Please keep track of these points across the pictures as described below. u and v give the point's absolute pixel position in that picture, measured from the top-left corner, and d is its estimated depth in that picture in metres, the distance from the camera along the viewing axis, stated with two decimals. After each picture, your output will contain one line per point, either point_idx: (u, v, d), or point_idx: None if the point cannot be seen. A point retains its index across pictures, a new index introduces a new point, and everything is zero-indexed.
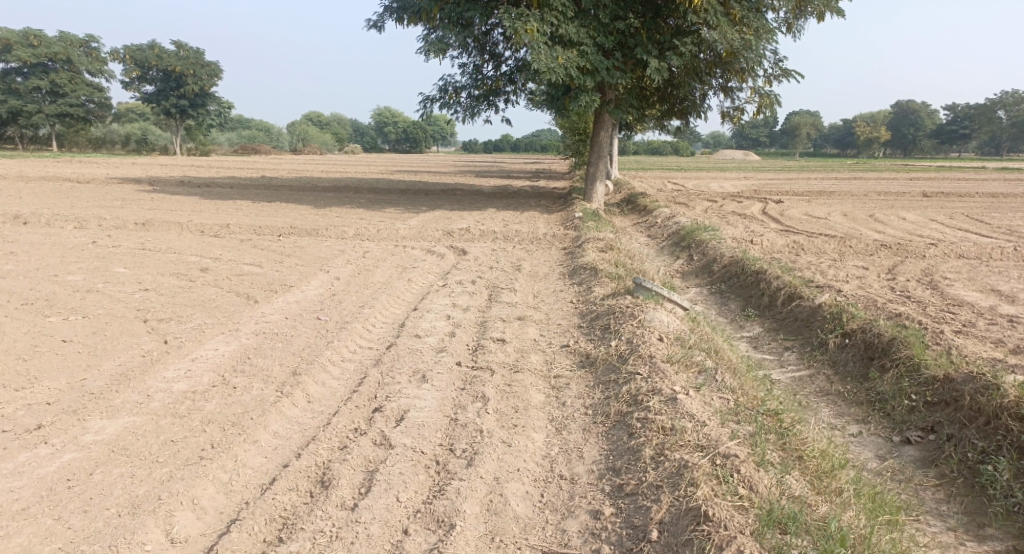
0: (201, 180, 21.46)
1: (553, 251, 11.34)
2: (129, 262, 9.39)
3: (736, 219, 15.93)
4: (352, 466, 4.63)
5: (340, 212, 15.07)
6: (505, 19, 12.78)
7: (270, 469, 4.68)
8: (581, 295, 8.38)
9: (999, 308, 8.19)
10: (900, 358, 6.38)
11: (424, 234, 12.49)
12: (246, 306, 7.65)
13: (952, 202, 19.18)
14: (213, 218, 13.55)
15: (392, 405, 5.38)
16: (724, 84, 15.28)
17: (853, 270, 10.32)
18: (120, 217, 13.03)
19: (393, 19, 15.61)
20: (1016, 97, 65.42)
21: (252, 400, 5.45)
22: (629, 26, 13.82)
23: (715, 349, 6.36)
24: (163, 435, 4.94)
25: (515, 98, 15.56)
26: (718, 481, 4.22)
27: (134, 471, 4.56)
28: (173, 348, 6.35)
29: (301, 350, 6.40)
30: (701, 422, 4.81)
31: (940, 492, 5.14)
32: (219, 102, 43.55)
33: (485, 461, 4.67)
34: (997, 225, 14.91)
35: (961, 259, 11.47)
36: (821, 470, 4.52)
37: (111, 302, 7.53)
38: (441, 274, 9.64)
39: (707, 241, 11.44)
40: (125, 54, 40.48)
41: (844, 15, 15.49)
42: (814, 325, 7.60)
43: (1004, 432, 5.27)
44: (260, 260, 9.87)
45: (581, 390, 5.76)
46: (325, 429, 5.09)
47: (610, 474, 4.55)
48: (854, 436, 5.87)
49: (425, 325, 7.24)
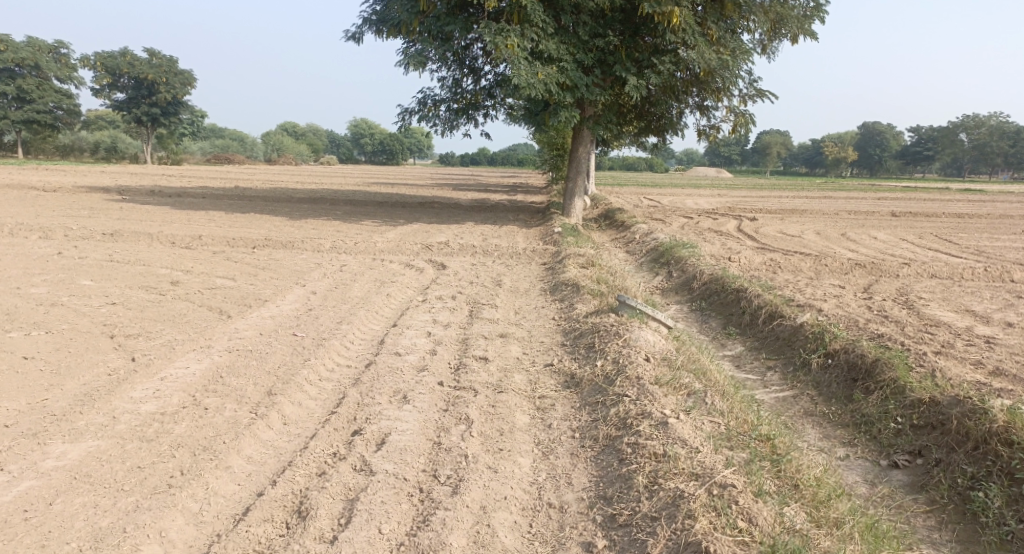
0: (173, 189, 20.99)
1: (533, 266, 11.21)
2: (96, 274, 9.06)
3: (713, 236, 15.95)
4: (331, 494, 4.41)
5: (316, 224, 14.80)
6: (486, 34, 12.69)
7: (244, 497, 4.44)
8: (563, 312, 8.24)
9: (976, 329, 8.22)
10: (885, 380, 6.34)
11: (402, 247, 12.28)
12: (218, 321, 7.37)
13: (921, 222, 19.44)
14: (184, 229, 13.20)
15: (373, 428, 5.17)
16: (701, 103, 15.33)
17: (830, 289, 10.33)
18: (86, 226, 12.64)
19: (373, 31, 15.47)
20: (977, 120, 67.12)
21: (224, 422, 5.19)
22: (609, 43, 13.82)
23: (703, 371, 6.24)
24: (129, 460, 4.68)
25: (495, 113, 15.46)
26: (715, 514, 4.08)
27: (98, 501, 4.30)
28: (140, 366, 6.06)
29: (276, 369, 6.16)
30: (694, 449, 4.68)
31: (931, 519, 5.07)
32: (191, 110, 42.96)
33: (472, 489, 4.48)
34: (965, 245, 15.11)
35: (934, 279, 11.57)
36: (817, 500, 4.40)
37: (77, 317, 7.22)
38: (421, 289, 9.45)
39: (686, 258, 11.40)
40: (96, 61, 39.70)
41: (817, 37, 15.71)
42: (797, 344, 7.54)
43: (993, 458, 5.22)
44: (234, 274, 9.59)
45: (567, 411, 5.61)
46: (302, 454, 4.87)
47: (602, 503, 4.40)
48: (841, 459, 5.78)
49: (405, 342, 7.04)
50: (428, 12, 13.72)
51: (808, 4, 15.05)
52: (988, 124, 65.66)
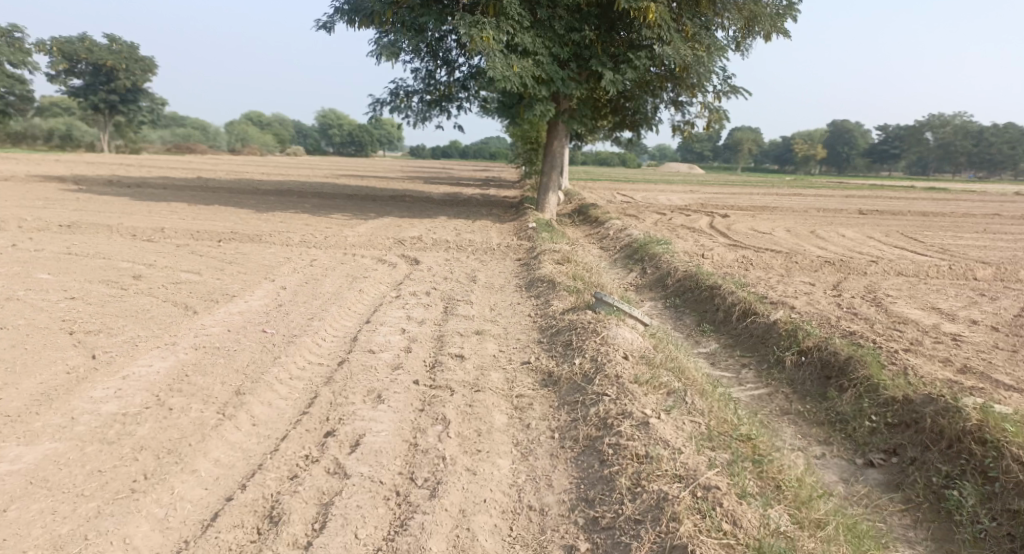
0: (135, 180, 20.44)
1: (506, 261, 11.11)
2: (53, 267, 8.74)
3: (685, 233, 15.98)
4: (304, 499, 4.27)
5: (285, 217, 14.52)
6: (460, 25, 12.53)
7: (212, 502, 4.27)
8: (539, 309, 8.16)
9: (943, 326, 8.31)
10: (859, 378, 6.35)
11: (374, 242, 12.09)
12: (184, 317, 7.14)
13: (887, 220, 19.73)
14: (147, 221, 12.84)
15: (347, 429, 5.03)
16: (675, 99, 15.33)
17: (800, 286, 10.40)
18: (44, 218, 12.20)
19: (344, 21, 15.17)
20: (938, 121, 68.74)
21: (190, 423, 5.01)
22: (585, 38, 13.72)
23: (681, 369, 6.20)
24: (89, 464, 4.48)
25: (469, 105, 15.29)
26: (700, 516, 4.04)
27: (56, 507, 4.10)
28: (101, 364, 5.83)
29: (244, 367, 5.96)
30: (676, 450, 4.62)
31: (906, 517, 5.08)
32: (155, 100, 41.98)
33: (450, 491, 4.38)
34: (930, 243, 15.37)
35: (901, 276, 11.74)
36: (800, 501, 4.38)
37: (33, 312, 6.93)
38: (393, 284, 9.29)
39: (660, 255, 11.39)
40: (52, 45, 38.38)
41: (789, 36, 15.83)
42: (770, 342, 7.54)
43: (967, 457, 5.25)
44: (199, 268, 9.32)
45: (545, 411, 5.52)
46: (273, 457, 4.71)
47: (583, 505, 4.32)
48: (818, 458, 5.77)
49: (379, 339, 6.88)
50: (402, 3, 13.51)
51: (781, 2, 15.14)
52: (949, 125, 67.32)
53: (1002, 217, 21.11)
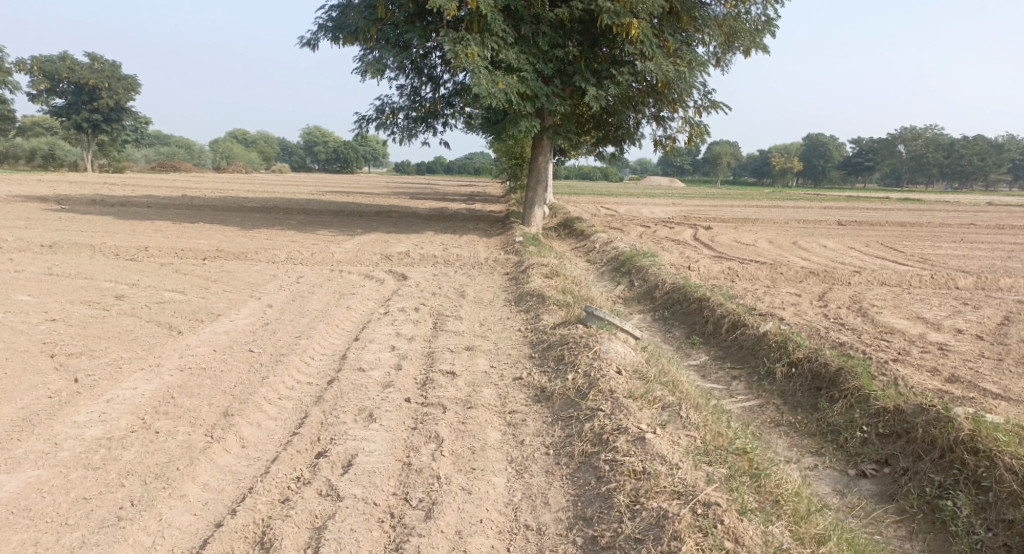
0: (117, 198, 20.19)
1: (495, 276, 11.07)
2: (35, 288, 8.58)
3: (670, 245, 16.04)
4: (296, 522, 4.19)
5: (269, 234, 14.39)
6: (444, 42, 12.51)
7: (201, 529, 4.18)
8: (529, 324, 8.12)
9: (929, 336, 8.36)
10: (849, 389, 6.34)
11: (361, 258, 12.02)
12: (168, 338, 7.02)
13: (866, 230, 19.94)
14: (130, 240, 12.68)
15: (338, 449, 4.94)
16: (657, 114, 15.36)
17: (787, 297, 10.43)
18: (24, 238, 12.03)
19: (328, 38, 15.18)
20: (914, 132, 69.94)
21: (177, 447, 4.90)
22: (568, 54, 13.80)
23: (673, 383, 6.17)
24: (74, 491, 4.37)
25: (453, 121, 15.30)
26: (701, 535, 4.01)
27: (39, 537, 4.00)
28: (85, 387, 5.69)
29: (232, 388, 5.85)
30: (673, 465, 4.59)
31: (902, 529, 5.08)
32: (135, 117, 41.64)
33: (445, 512, 4.31)
34: (911, 253, 15.52)
35: (884, 286, 11.84)
36: (797, 515, 4.36)
37: (14, 335, 6.79)
38: (382, 300, 9.22)
39: (647, 267, 11.40)
40: (33, 65, 38.06)
41: (769, 51, 16.00)
42: (760, 354, 7.54)
43: (960, 466, 5.24)
44: (184, 287, 9.20)
45: (539, 427, 5.47)
46: (264, 479, 4.62)
47: (581, 524, 4.28)
48: (811, 469, 5.76)
49: (368, 357, 6.80)
50: (387, 19, 13.55)
51: (760, 19, 15.29)
52: (924, 136, 68.58)
53: (978, 226, 21.42)
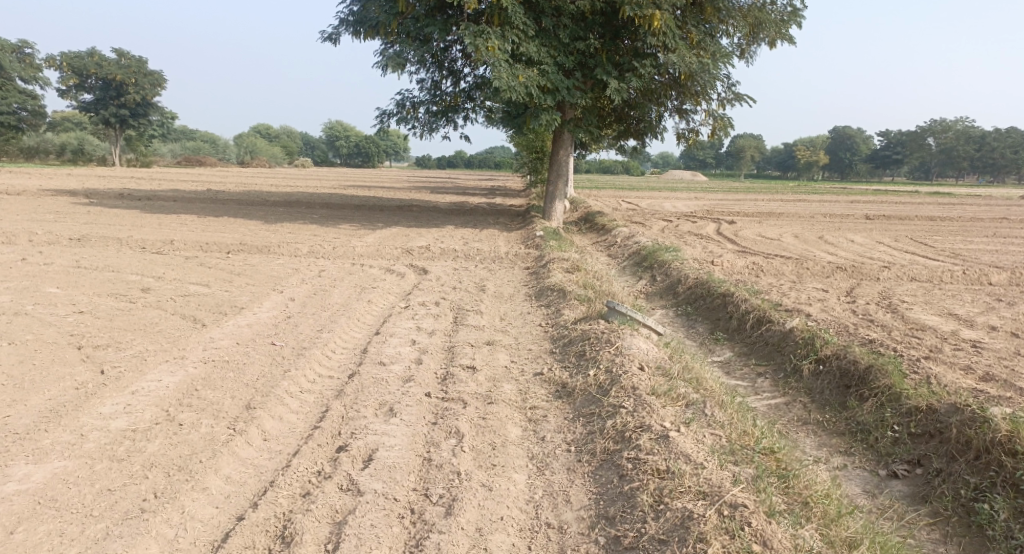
0: (143, 193, 20.39)
1: (516, 270, 10.99)
2: (62, 281, 8.67)
3: (694, 239, 15.85)
4: (316, 517, 4.16)
5: (291, 228, 14.45)
6: (465, 36, 12.42)
7: (223, 522, 4.17)
8: (550, 318, 8.04)
9: (962, 333, 8.14)
10: (879, 387, 6.19)
11: (382, 251, 12.00)
12: (192, 331, 7.04)
13: (895, 225, 19.53)
14: (155, 233, 12.79)
15: (359, 443, 4.91)
16: (680, 107, 15.16)
17: (813, 293, 10.23)
18: (53, 231, 12.19)
19: (350, 33, 15.17)
20: (944, 125, 68.66)
21: (200, 439, 4.90)
22: (590, 46, 13.65)
23: (697, 380, 6.06)
24: (99, 483, 4.38)
25: (475, 115, 15.23)
26: (728, 537, 3.92)
27: (64, 528, 4.02)
28: (110, 380, 5.72)
29: (254, 381, 5.85)
30: (699, 465, 4.49)
31: (935, 532, 4.94)
32: (161, 112, 42.07)
33: (466, 509, 4.26)
34: (942, 249, 15.16)
35: (914, 282, 11.58)
36: (827, 518, 4.24)
37: (42, 326, 6.85)
38: (402, 294, 9.18)
39: (669, 262, 11.26)
40: (62, 61, 38.65)
41: (795, 42, 15.69)
42: (786, 351, 7.39)
43: (997, 468, 5.08)
44: (208, 280, 9.25)
45: (560, 423, 5.39)
46: (285, 473, 4.61)
47: (604, 523, 4.21)
48: (840, 469, 5.63)
49: (389, 351, 6.77)
50: (408, 13, 13.50)
51: (786, 9, 15.01)
52: (954, 129, 67.33)
53: (1011, 220, 20.92)
